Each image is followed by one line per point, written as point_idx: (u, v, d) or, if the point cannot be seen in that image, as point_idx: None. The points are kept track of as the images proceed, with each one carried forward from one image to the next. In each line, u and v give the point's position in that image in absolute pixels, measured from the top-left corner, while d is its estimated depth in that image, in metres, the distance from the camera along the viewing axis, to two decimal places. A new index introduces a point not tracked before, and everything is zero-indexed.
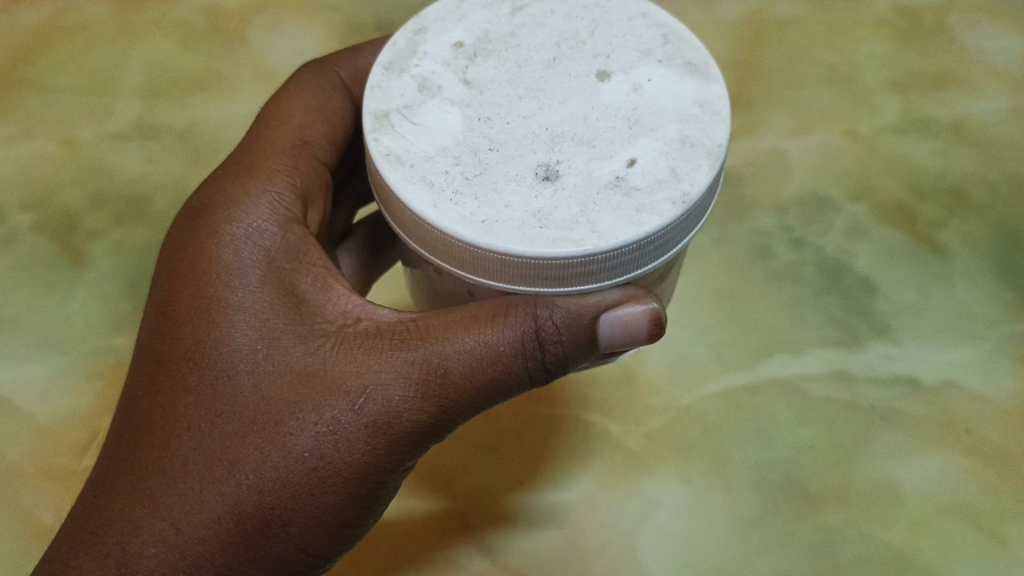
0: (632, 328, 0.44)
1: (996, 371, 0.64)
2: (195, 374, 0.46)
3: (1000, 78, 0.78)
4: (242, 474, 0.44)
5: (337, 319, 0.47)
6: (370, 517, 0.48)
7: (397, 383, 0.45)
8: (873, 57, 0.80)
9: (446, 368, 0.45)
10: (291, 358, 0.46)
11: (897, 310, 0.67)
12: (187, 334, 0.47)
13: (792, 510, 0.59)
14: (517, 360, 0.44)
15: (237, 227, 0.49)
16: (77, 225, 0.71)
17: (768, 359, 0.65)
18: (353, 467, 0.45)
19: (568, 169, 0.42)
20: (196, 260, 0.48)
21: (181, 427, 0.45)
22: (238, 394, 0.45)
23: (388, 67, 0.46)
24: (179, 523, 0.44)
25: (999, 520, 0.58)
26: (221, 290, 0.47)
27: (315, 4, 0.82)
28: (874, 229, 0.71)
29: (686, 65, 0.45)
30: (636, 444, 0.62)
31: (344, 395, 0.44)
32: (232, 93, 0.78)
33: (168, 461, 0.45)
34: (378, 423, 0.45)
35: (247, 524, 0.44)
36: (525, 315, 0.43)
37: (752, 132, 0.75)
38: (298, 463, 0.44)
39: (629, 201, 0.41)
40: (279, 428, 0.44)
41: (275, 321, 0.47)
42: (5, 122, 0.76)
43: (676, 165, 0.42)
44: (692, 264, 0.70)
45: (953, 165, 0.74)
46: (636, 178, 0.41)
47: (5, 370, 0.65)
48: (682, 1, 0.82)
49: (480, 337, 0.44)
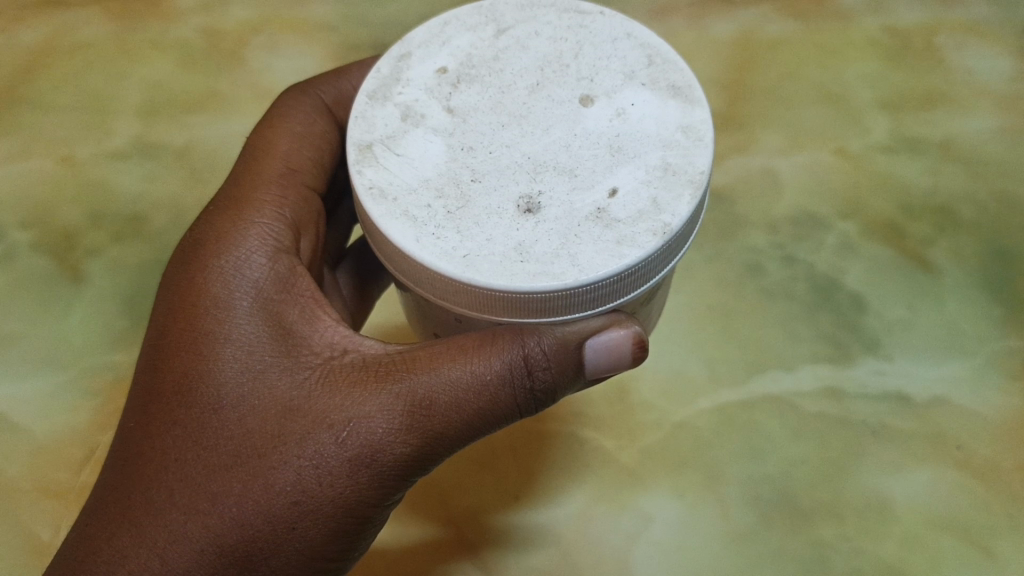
0: (616, 353, 0.45)
1: (986, 387, 0.65)
2: (183, 406, 0.46)
3: (988, 99, 0.79)
4: (226, 507, 0.45)
5: (324, 351, 0.48)
6: (354, 550, 0.48)
7: (381, 416, 0.45)
8: (863, 77, 0.81)
9: (431, 400, 0.45)
10: (278, 389, 0.46)
11: (888, 326, 0.68)
12: (175, 366, 0.47)
13: (785, 525, 0.59)
14: (503, 390, 0.45)
15: (228, 259, 0.50)
16: (76, 242, 0.72)
17: (761, 375, 0.65)
18: (338, 500, 0.45)
19: (549, 201, 0.43)
20: (186, 292, 0.49)
21: (169, 458, 0.46)
22: (224, 427, 0.46)
23: (372, 96, 0.47)
24: (164, 553, 0.44)
25: (988, 534, 0.59)
26: (211, 322, 0.48)
27: (310, 22, 0.83)
28: (865, 247, 0.71)
29: (670, 89, 0.46)
30: (630, 460, 0.62)
31: (328, 428, 0.45)
32: (229, 112, 0.79)
33: (156, 492, 0.45)
34: (362, 455, 0.45)
35: (230, 557, 0.45)
36: (513, 344, 0.44)
37: (744, 151, 0.76)
38: (280, 497, 0.45)
39: (610, 233, 0.42)
40: (264, 462, 0.45)
41: (263, 353, 0.47)
42: (6, 141, 0.77)
43: (657, 195, 0.43)
44: (685, 280, 0.70)
45: (943, 183, 0.75)
46: (617, 209, 0.42)
47: (5, 387, 0.66)
48: (675, 21, 0.83)
49: (467, 368, 0.45)
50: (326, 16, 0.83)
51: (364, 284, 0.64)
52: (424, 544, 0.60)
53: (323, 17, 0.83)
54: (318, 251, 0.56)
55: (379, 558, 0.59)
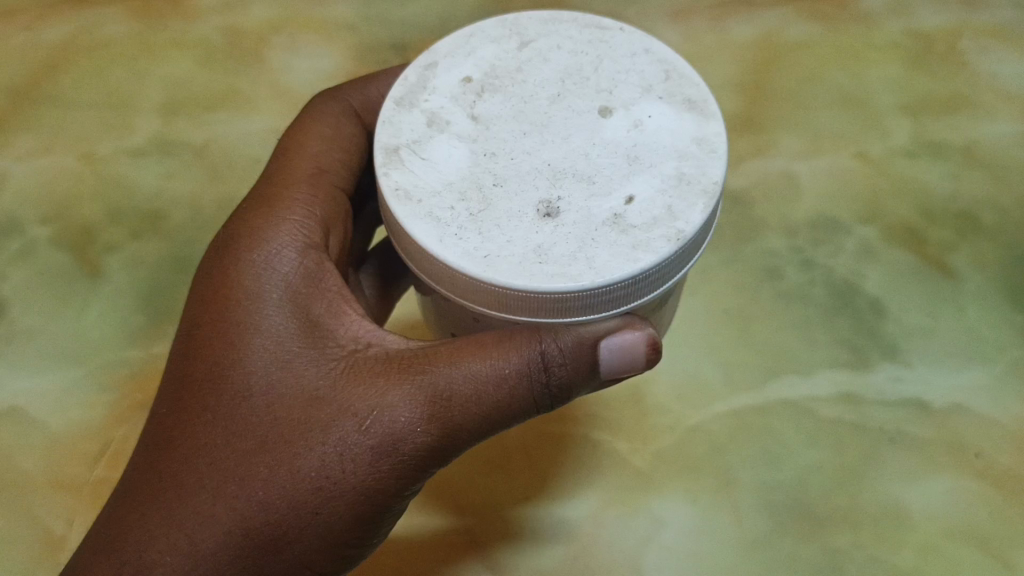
0: (630, 355, 0.44)
1: (1007, 396, 0.64)
2: (212, 394, 0.47)
3: (1012, 103, 0.78)
4: (252, 491, 0.45)
5: (348, 343, 0.48)
6: (375, 536, 0.49)
7: (403, 406, 0.45)
8: (886, 81, 0.80)
9: (452, 392, 0.45)
10: (303, 379, 0.46)
11: (907, 332, 0.67)
12: (205, 355, 0.48)
13: (800, 531, 0.59)
14: (522, 384, 0.44)
15: (257, 252, 0.50)
16: (95, 239, 0.72)
17: (776, 379, 0.65)
18: (360, 486, 0.45)
19: (568, 206, 0.42)
20: (216, 284, 0.49)
21: (197, 442, 0.46)
22: (252, 413, 0.46)
23: (398, 102, 0.47)
24: (192, 534, 0.45)
25: (1007, 544, 0.58)
26: (240, 313, 0.48)
27: (330, 22, 0.83)
28: (885, 251, 0.71)
29: (686, 102, 0.46)
30: (643, 463, 0.62)
31: (352, 417, 0.45)
32: (249, 111, 0.79)
33: (185, 475, 0.46)
34: (383, 444, 0.45)
35: (254, 539, 0.45)
36: (531, 343, 0.43)
37: (763, 154, 0.76)
38: (304, 482, 0.45)
39: (626, 238, 0.41)
40: (289, 448, 0.45)
41: (290, 343, 0.47)
42: (27, 137, 0.78)
43: (672, 204, 0.42)
44: (702, 284, 0.70)
45: (964, 188, 0.74)
46: (633, 215, 0.42)
47: (20, 380, 0.66)
48: (696, 22, 0.83)
49: (488, 361, 0.44)
50: (346, 16, 0.84)
51: (386, 285, 0.64)
52: (434, 547, 0.59)
53: (342, 17, 0.84)
54: (344, 251, 0.56)
55: (388, 558, 0.59)
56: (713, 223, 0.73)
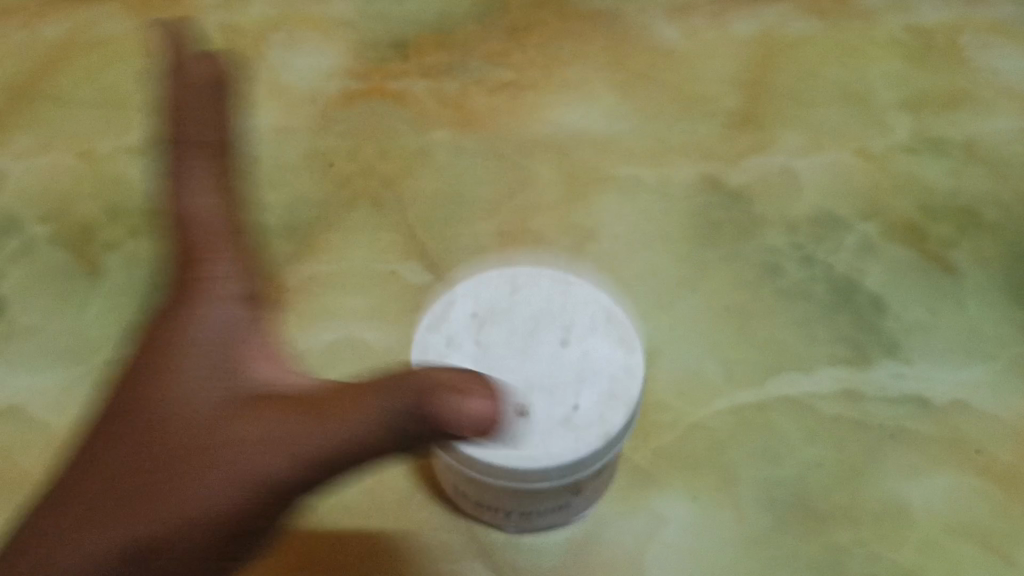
0: (486, 419, 0.46)
1: (1008, 393, 0.64)
2: (134, 419, 0.51)
3: (1014, 98, 0.78)
4: (121, 512, 0.48)
5: (247, 386, 0.51)
6: (246, 553, 0.50)
7: (264, 446, 0.48)
8: (886, 76, 0.80)
9: (324, 434, 0.47)
10: (195, 411, 0.50)
11: (907, 329, 0.67)
12: (141, 388, 0.52)
13: (801, 526, 0.59)
14: (381, 435, 0.46)
15: (201, 303, 0.53)
16: (94, 237, 0.72)
17: (777, 375, 0.65)
18: (226, 513, 0.48)
19: (524, 380, 0.47)
20: (163, 329, 0.53)
21: (106, 466, 0.49)
22: (161, 438, 0.50)
23: None
24: (69, 544, 0.48)
25: (1006, 540, 0.58)
26: (174, 354, 0.52)
27: (331, 20, 0.83)
28: (884, 248, 0.71)
29: (621, 340, 0.52)
30: (643, 460, 0.61)
31: (225, 449, 0.48)
32: (247, 107, 0.79)
33: (88, 488, 0.49)
34: (254, 478, 0.47)
35: (133, 553, 0.47)
36: (395, 393, 0.46)
37: (764, 150, 0.76)
38: (192, 505, 0.47)
39: (569, 433, 0.49)
40: (182, 471, 0.48)
41: (200, 380, 0.51)
42: (25, 135, 0.78)
43: (604, 413, 0.49)
44: (701, 282, 0.69)
45: (965, 184, 0.74)
46: (575, 420, 0.49)
47: (21, 379, 0.66)
48: (697, 16, 0.83)
49: (346, 418, 0.47)
50: (344, 14, 0.83)
51: None
52: (435, 549, 0.58)
53: (342, 15, 0.83)
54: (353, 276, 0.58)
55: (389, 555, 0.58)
56: (713, 220, 0.72)
